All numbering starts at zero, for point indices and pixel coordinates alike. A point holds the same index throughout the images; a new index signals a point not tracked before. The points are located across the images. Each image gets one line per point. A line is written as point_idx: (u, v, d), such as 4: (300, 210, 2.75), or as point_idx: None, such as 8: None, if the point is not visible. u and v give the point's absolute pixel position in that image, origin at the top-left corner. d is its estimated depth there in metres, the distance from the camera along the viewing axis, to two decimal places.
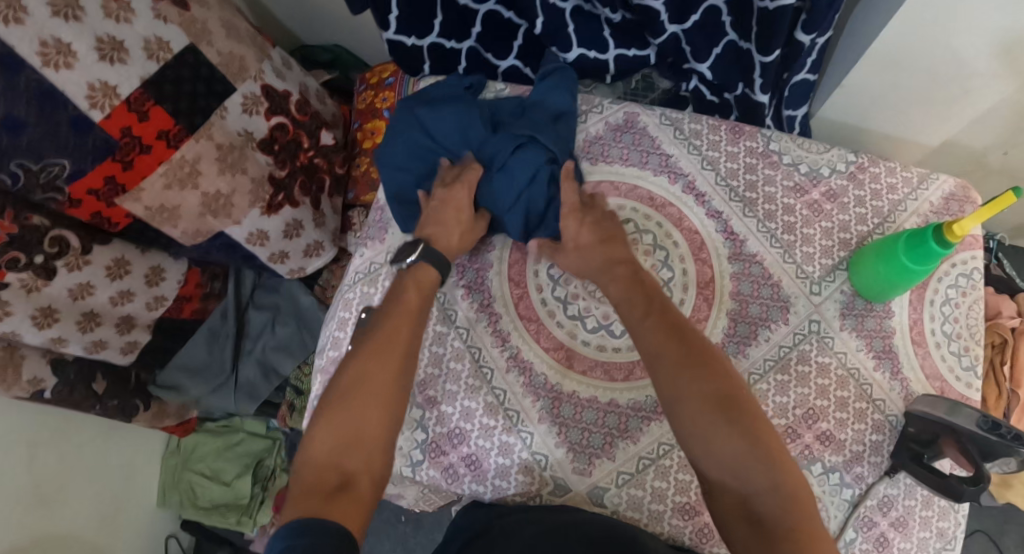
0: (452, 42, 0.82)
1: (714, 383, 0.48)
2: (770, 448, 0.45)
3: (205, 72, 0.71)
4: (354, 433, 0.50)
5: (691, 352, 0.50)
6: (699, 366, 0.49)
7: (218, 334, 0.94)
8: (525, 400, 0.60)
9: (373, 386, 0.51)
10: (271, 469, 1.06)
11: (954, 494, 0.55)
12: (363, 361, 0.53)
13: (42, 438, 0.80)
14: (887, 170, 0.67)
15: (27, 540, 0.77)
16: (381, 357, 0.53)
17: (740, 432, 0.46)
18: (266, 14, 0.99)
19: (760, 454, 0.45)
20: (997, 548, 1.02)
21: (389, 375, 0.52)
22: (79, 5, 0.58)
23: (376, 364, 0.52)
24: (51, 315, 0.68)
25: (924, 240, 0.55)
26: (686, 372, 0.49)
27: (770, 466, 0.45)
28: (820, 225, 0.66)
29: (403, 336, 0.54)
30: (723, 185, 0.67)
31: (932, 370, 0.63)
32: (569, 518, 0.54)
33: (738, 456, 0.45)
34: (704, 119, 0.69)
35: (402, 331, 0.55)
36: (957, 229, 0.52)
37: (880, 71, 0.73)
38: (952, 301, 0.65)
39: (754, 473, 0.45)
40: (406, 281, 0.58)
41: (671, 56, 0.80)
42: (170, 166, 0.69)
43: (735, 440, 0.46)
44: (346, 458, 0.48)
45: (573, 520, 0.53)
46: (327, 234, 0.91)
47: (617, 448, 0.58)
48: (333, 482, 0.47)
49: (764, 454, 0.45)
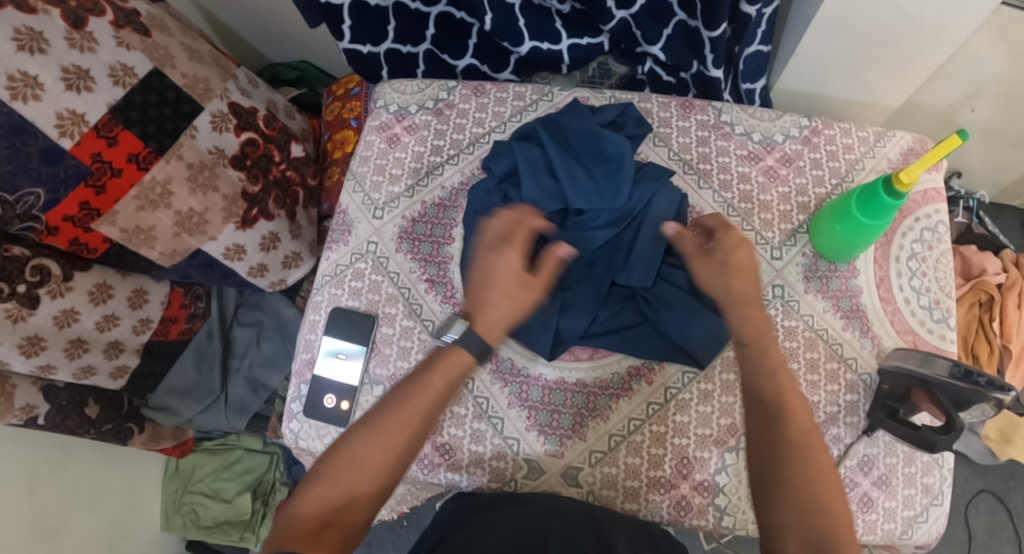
0: (408, 47, 0.83)
1: (779, 424, 0.49)
2: (832, 490, 0.46)
3: (170, 96, 0.72)
4: (340, 497, 0.48)
5: (771, 385, 0.51)
6: (776, 405, 0.50)
7: (206, 351, 0.96)
8: (493, 386, 0.61)
9: (383, 462, 0.50)
10: (271, 483, 1.09)
11: (927, 445, 0.54)
12: (370, 433, 0.50)
13: (40, 472, 0.80)
14: (842, 130, 0.67)
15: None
16: (391, 439, 0.50)
17: (802, 471, 0.46)
18: (229, 34, 1.01)
19: (811, 488, 0.45)
20: (1004, 507, 1.01)
21: (393, 453, 0.50)
22: (43, 37, 0.59)
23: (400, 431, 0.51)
24: (38, 342, 0.68)
25: (873, 192, 0.55)
26: (758, 409, 0.51)
27: (820, 501, 0.45)
28: (777, 191, 0.66)
29: (419, 419, 0.52)
30: (677, 160, 0.68)
31: (903, 325, 0.63)
32: (540, 503, 0.54)
33: (786, 484, 0.46)
34: (654, 97, 0.70)
35: (421, 414, 0.52)
36: (905, 178, 0.52)
37: (827, 38, 0.73)
38: (918, 255, 0.65)
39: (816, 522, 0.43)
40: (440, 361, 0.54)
41: (624, 41, 0.80)
42: (142, 188, 0.70)
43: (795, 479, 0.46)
44: (333, 522, 0.47)
45: (544, 503, 0.53)
46: (304, 245, 0.92)
47: (587, 427, 0.59)
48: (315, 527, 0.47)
49: (816, 491, 0.45)
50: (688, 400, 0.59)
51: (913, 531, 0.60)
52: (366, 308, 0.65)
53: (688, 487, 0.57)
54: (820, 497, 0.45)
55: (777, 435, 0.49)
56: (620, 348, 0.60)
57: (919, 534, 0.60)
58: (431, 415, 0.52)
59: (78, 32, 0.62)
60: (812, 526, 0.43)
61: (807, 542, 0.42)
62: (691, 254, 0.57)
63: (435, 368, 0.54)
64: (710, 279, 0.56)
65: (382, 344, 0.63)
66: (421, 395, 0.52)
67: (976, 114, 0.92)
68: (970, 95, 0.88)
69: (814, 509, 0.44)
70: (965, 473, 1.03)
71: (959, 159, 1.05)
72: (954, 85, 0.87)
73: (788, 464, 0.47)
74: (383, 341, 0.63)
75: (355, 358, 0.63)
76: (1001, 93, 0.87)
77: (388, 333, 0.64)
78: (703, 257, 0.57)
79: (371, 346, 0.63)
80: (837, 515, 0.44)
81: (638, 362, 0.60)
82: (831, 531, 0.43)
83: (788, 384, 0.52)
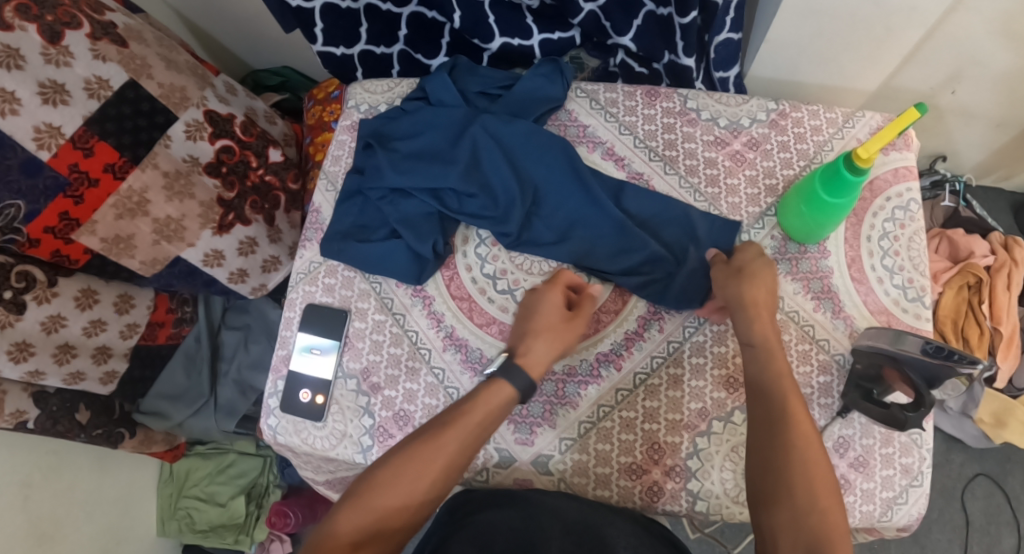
0: (382, 47, 0.84)
1: (780, 427, 0.48)
2: (823, 492, 0.46)
3: (146, 107, 0.72)
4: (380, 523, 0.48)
5: (771, 377, 0.51)
6: (773, 397, 0.50)
7: (195, 355, 0.97)
8: (463, 376, 0.61)
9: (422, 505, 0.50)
10: (265, 487, 1.10)
11: (899, 423, 0.55)
12: (403, 460, 0.50)
13: (34, 478, 0.81)
14: (811, 113, 0.67)
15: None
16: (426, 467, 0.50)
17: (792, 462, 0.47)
18: (211, 42, 1.04)
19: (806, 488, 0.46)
20: (1002, 491, 1.00)
21: (422, 485, 0.49)
22: (20, 54, 0.60)
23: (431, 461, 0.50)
24: (26, 348, 0.69)
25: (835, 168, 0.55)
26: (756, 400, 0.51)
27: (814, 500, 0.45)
28: (744, 174, 0.66)
29: (451, 454, 0.50)
30: (642, 148, 0.67)
31: (876, 305, 0.62)
32: (539, 502, 0.54)
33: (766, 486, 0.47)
34: (619, 86, 0.69)
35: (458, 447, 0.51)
36: (864, 153, 0.52)
37: (797, 22, 0.73)
38: (890, 235, 0.64)
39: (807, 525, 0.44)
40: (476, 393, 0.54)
41: (595, 35, 0.80)
42: (119, 197, 0.71)
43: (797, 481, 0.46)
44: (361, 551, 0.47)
45: (542, 505, 0.53)
46: (283, 249, 0.92)
47: (557, 415, 0.59)
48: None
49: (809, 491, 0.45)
50: (658, 386, 0.59)
51: (893, 513, 0.59)
52: (340, 304, 0.65)
53: (659, 472, 0.57)
54: (811, 497, 0.45)
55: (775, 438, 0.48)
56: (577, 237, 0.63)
57: (899, 516, 0.59)
58: (464, 453, 0.51)
59: (53, 47, 0.63)
60: (801, 527, 0.44)
61: (801, 544, 0.43)
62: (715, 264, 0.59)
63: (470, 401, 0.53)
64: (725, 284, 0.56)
65: (355, 338, 0.64)
66: (457, 429, 0.51)
67: (958, 96, 0.92)
68: (949, 78, 0.88)
69: (807, 507, 0.45)
70: (961, 458, 1.02)
71: (944, 144, 1.04)
72: (933, 69, 0.86)
73: (782, 462, 0.47)
74: (356, 335, 0.64)
75: (329, 353, 0.64)
76: (983, 74, 0.86)
77: (361, 328, 0.64)
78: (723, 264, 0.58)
79: (345, 340, 0.64)
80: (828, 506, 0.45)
81: (607, 348, 0.61)
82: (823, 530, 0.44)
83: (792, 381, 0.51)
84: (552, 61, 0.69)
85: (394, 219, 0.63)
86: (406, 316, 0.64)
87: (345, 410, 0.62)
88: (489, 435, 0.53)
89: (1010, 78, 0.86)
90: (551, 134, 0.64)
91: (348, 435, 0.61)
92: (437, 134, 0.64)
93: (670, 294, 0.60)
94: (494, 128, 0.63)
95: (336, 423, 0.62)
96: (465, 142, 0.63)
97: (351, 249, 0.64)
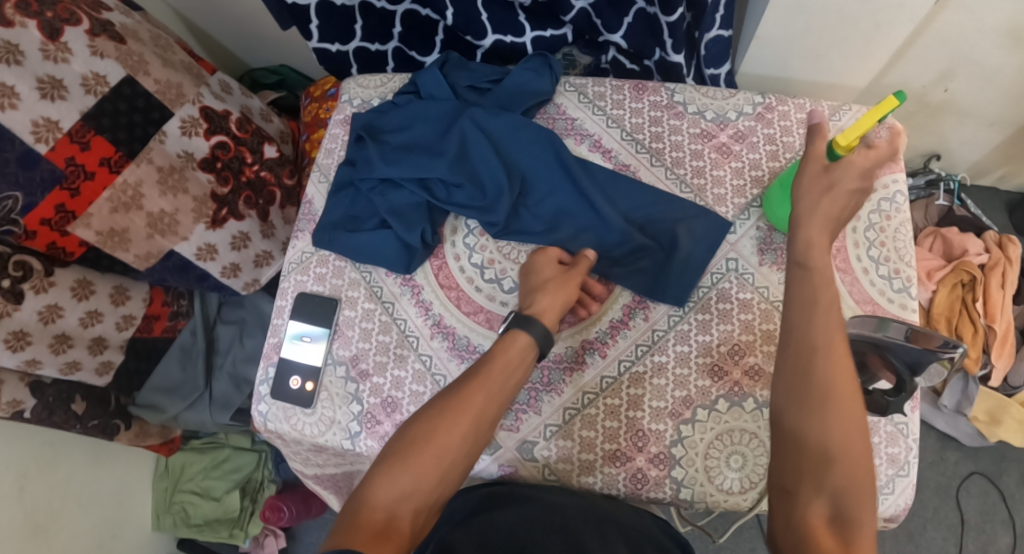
0: (376, 44, 0.86)
1: (813, 372, 0.44)
2: (857, 449, 0.42)
3: (141, 103, 0.74)
4: (424, 476, 0.47)
5: (814, 321, 0.46)
6: (814, 341, 0.45)
7: (191, 349, 0.97)
8: (450, 363, 0.61)
9: (455, 463, 0.49)
10: (259, 482, 1.11)
11: (880, 407, 0.57)
12: (435, 419, 0.50)
13: (30, 470, 0.81)
14: (797, 106, 0.68)
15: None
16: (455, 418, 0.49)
17: (825, 410, 0.43)
18: (209, 40, 1.06)
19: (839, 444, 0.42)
20: (997, 489, 1.01)
21: (457, 437, 0.49)
22: (20, 50, 0.62)
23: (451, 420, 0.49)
24: (23, 337, 0.69)
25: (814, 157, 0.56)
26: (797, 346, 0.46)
27: (844, 454, 0.41)
28: (730, 166, 0.66)
29: (481, 406, 0.50)
30: (629, 140, 0.68)
31: (861, 295, 0.62)
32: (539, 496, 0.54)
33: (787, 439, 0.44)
34: (607, 81, 0.71)
35: (484, 397, 0.51)
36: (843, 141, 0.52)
37: (785, 19, 0.72)
38: (876, 226, 0.65)
39: (837, 482, 0.41)
40: (497, 350, 0.54)
41: (587, 32, 0.80)
42: (114, 191, 0.72)
43: (830, 431, 0.42)
44: (400, 512, 0.46)
45: (541, 501, 0.54)
46: (276, 244, 0.93)
47: (542, 402, 0.60)
48: (382, 521, 0.45)
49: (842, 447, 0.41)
50: (642, 374, 0.59)
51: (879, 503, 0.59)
52: (330, 292, 0.66)
53: (643, 459, 0.57)
54: (843, 452, 0.41)
55: (802, 389, 0.44)
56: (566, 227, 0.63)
57: (886, 506, 0.59)
58: (495, 405, 0.51)
59: (52, 44, 0.65)
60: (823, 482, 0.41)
61: (831, 503, 0.40)
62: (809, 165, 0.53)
63: (493, 358, 0.53)
64: (807, 192, 0.52)
65: (345, 326, 0.65)
66: (481, 381, 0.51)
67: (951, 94, 0.92)
68: (941, 75, 0.88)
69: (839, 464, 0.41)
70: (955, 455, 1.03)
71: (937, 141, 1.05)
72: (924, 66, 0.87)
73: (809, 413, 0.43)
74: (346, 323, 0.65)
75: (319, 341, 0.64)
76: (975, 72, 0.86)
77: (351, 316, 0.65)
78: (819, 167, 0.53)
79: (334, 328, 0.65)
80: (856, 461, 0.41)
81: (592, 336, 0.62)
82: (851, 486, 0.40)
83: (836, 322, 0.46)
84: (541, 55, 0.70)
85: (384, 209, 0.64)
86: (395, 304, 0.65)
87: (334, 396, 0.63)
88: (517, 385, 0.53)
89: (999, 77, 0.86)
90: (538, 126, 0.65)
91: (337, 422, 0.62)
92: (427, 126, 0.66)
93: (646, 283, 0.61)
94: (482, 121, 0.64)
95: (324, 410, 0.63)
96: (453, 134, 0.64)
97: (340, 239, 0.66)
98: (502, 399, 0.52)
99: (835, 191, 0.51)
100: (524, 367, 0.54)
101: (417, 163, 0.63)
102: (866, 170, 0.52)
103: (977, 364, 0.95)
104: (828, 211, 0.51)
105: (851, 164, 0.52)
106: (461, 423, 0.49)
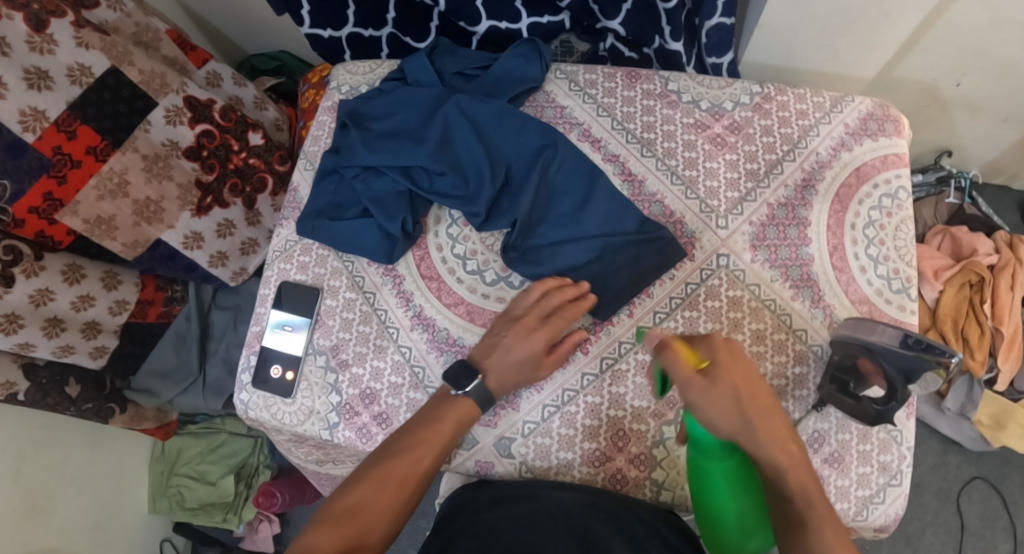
0: (370, 30, 0.85)
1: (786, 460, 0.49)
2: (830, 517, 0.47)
3: (125, 94, 0.73)
4: (358, 535, 0.50)
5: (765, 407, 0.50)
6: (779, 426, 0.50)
7: (185, 335, 0.97)
8: (429, 355, 0.61)
9: (392, 520, 0.52)
10: (255, 467, 1.12)
11: (871, 418, 0.53)
12: (376, 477, 0.53)
13: (27, 451, 0.82)
14: (796, 96, 0.65)
15: (19, 551, 0.79)
16: (393, 476, 0.53)
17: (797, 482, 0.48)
18: (208, 28, 1.06)
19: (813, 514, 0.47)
20: (999, 495, 0.99)
21: (394, 492, 0.52)
22: (5, 42, 0.62)
23: (388, 483, 0.53)
24: (15, 320, 0.68)
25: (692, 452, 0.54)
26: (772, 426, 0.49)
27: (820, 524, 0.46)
28: (724, 158, 0.64)
29: (426, 459, 0.54)
30: (620, 129, 0.66)
31: (858, 295, 0.59)
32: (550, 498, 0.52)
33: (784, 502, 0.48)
34: (600, 68, 0.69)
35: (430, 457, 0.54)
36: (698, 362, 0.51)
37: (789, 6, 0.67)
38: (876, 223, 0.60)
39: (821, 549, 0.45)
40: (446, 407, 0.56)
41: (584, 18, 0.77)
42: (100, 179, 0.72)
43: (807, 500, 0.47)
44: None
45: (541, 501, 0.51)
46: (263, 231, 0.93)
47: (521, 398, 0.59)
48: None
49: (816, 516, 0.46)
50: (624, 371, 0.58)
51: (868, 513, 0.55)
52: (313, 281, 0.66)
53: (623, 459, 0.56)
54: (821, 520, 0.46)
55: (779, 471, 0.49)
56: (550, 221, 0.62)
57: (875, 516, 0.55)
58: (437, 462, 0.55)
59: (38, 35, 0.64)
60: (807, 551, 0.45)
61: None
62: (687, 381, 0.49)
63: (445, 415, 0.55)
64: (724, 418, 0.49)
65: (326, 316, 0.64)
66: (429, 441, 0.54)
67: (962, 88, 0.88)
68: (954, 68, 0.84)
69: (815, 528, 0.46)
70: (957, 459, 1.01)
71: (947, 137, 1.00)
72: (935, 59, 0.83)
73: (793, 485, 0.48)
74: (327, 312, 0.64)
75: (300, 330, 0.64)
76: (989, 66, 0.82)
77: (332, 305, 0.64)
78: (704, 384, 0.49)
79: (315, 317, 0.64)
80: (831, 531, 0.46)
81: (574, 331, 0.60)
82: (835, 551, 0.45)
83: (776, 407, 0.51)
84: (531, 42, 0.68)
85: (366, 197, 0.63)
86: (375, 294, 0.64)
87: (313, 386, 0.62)
88: (456, 441, 0.56)
89: (1016, 71, 0.82)
90: (524, 113, 0.63)
91: (316, 412, 0.61)
92: (411, 113, 0.64)
93: (610, 291, 0.59)
94: (467, 108, 0.63)
95: (303, 399, 0.62)
96: (436, 121, 0.62)
97: (323, 227, 0.64)
98: (439, 458, 0.55)
99: (746, 379, 0.50)
100: (456, 437, 0.55)
101: (393, 152, 0.62)
102: (730, 351, 0.51)
103: (982, 367, 0.91)
104: (731, 403, 0.49)
105: (727, 361, 0.50)
106: (396, 484, 0.53)
